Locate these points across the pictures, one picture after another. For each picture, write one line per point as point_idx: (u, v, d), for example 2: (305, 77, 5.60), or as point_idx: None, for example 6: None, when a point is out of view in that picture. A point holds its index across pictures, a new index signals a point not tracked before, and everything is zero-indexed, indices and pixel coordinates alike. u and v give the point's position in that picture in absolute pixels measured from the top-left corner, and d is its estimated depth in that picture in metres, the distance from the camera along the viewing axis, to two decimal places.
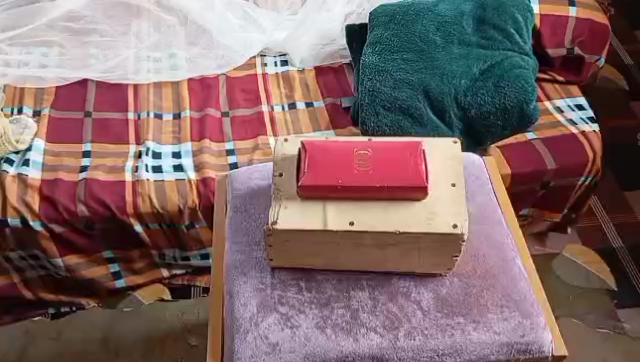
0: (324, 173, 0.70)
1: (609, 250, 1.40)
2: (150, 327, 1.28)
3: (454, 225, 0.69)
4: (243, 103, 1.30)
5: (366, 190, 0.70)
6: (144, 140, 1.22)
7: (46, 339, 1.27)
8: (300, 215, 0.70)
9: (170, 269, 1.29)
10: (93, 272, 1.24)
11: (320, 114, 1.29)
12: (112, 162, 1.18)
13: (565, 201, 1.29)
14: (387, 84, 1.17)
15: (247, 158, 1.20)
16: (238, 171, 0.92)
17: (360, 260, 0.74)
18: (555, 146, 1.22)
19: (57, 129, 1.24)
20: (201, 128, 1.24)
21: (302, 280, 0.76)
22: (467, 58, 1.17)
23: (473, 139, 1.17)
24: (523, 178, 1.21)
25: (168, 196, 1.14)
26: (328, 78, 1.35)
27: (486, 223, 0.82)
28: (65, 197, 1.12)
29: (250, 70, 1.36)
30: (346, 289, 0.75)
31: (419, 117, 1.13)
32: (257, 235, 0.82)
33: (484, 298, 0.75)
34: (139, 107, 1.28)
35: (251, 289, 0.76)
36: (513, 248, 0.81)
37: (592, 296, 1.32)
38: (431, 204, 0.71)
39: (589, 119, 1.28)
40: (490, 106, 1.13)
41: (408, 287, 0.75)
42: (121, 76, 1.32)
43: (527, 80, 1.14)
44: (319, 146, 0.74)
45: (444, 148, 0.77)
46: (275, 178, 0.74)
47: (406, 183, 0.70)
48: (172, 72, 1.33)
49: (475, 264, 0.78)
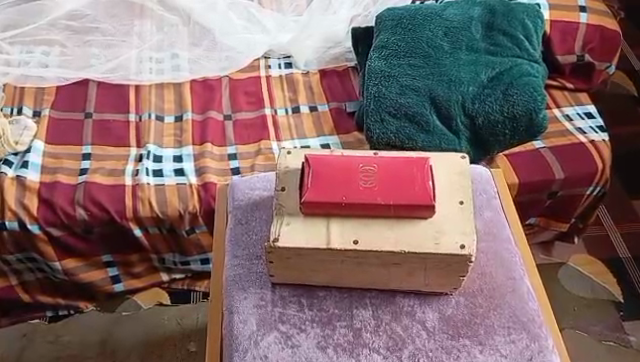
0: (328, 189, 0.68)
1: (615, 260, 1.38)
2: (148, 333, 1.25)
3: (461, 245, 0.67)
4: (246, 106, 1.27)
5: (371, 207, 0.68)
6: (145, 143, 1.20)
7: (44, 342, 1.24)
8: (302, 232, 0.68)
9: (170, 273, 1.27)
10: (92, 276, 1.22)
11: (324, 118, 1.26)
12: (111, 164, 1.16)
13: (572, 211, 1.27)
14: (393, 89, 1.14)
15: (250, 163, 1.17)
16: (239, 181, 0.90)
17: (364, 277, 0.72)
18: (563, 155, 1.20)
19: (57, 130, 1.21)
20: (204, 131, 1.21)
21: (303, 297, 0.74)
22: (475, 65, 1.15)
23: (480, 148, 1.14)
24: (530, 187, 1.18)
25: (169, 200, 1.12)
26: (333, 82, 1.32)
27: (492, 240, 0.81)
28: (64, 201, 1.10)
29: (253, 72, 1.34)
30: (349, 307, 0.73)
31: (425, 125, 1.11)
32: (258, 249, 0.80)
33: (490, 318, 0.73)
34: (140, 108, 1.26)
35: (251, 306, 0.74)
36: (520, 265, 0.79)
37: (597, 307, 1.30)
38: (438, 223, 0.69)
39: (598, 127, 1.25)
40: (499, 114, 1.10)
41: (413, 306, 0.74)
42: (122, 76, 1.29)
43: (536, 88, 1.11)
44: (323, 160, 0.72)
45: (451, 163, 0.75)
46: (277, 192, 0.72)
47: (413, 201, 0.68)
48: (174, 73, 1.31)
49: (481, 282, 0.76)
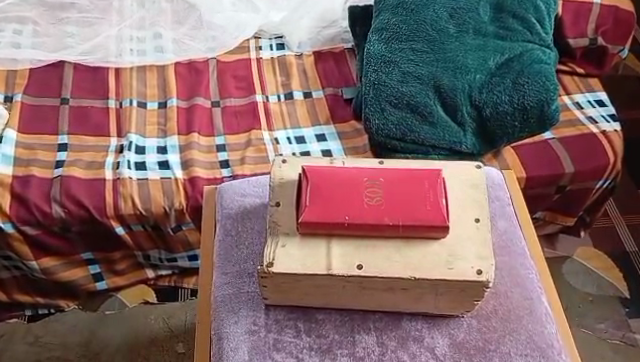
0: (329, 207, 0.61)
1: (623, 254, 1.32)
2: (132, 333, 1.19)
3: (478, 271, 0.60)
4: (236, 91, 1.18)
5: (378, 228, 0.61)
6: (126, 132, 1.11)
7: (23, 344, 1.17)
8: (299, 255, 0.61)
9: (156, 269, 1.19)
10: (71, 274, 1.14)
11: (319, 106, 1.17)
12: (90, 157, 1.07)
13: (581, 206, 1.20)
14: (395, 77, 1.05)
15: (240, 154, 1.09)
16: (229, 185, 0.83)
17: (368, 300, 0.65)
18: (574, 148, 1.12)
19: (30, 117, 1.12)
20: (190, 118, 1.12)
21: (300, 320, 0.67)
22: (483, 50, 1.06)
23: (487, 141, 1.06)
24: (539, 182, 1.11)
25: (152, 196, 1.03)
26: (328, 65, 1.23)
27: (507, 254, 0.74)
28: (38, 197, 1.02)
29: (243, 54, 1.24)
30: (350, 332, 0.66)
31: (428, 116, 1.03)
32: (250, 265, 0.72)
33: (506, 345, 0.66)
34: (121, 93, 1.16)
35: (243, 331, 0.67)
36: (537, 282, 0.73)
37: (603, 305, 1.24)
38: (451, 245, 0.62)
39: (610, 116, 1.18)
40: (508, 106, 1.01)
41: (421, 330, 0.67)
42: (101, 58, 1.20)
43: (548, 77, 1.02)
44: (323, 173, 0.64)
45: (464, 175, 0.69)
46: (271, 208, 0.65)
47: (425, 222, 0.61)
48: (157, 55, 1.21)
49: (495, 303, 0.69)
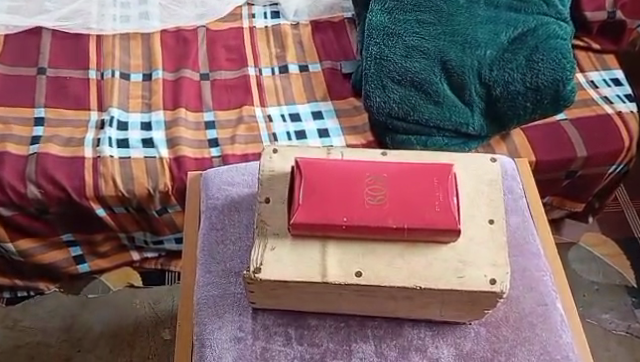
0: (324, 207, 0.54)
1: (631, 240, 1.26)
2: (116, 318, 1.13)
3: (492, 280, 0.54)
4: (226, 63, 1.09)
5: (379, 230, 0.54)
6: (107, 106, 1.02)
7: (2, 328, 1.12)
8: (291, 260, 0.54)
9: (141, 252, 1.12)
10: (51, 256, 1.06)
11: (316, 81, 1.09)
12: (69, 132, 0.99)
13: (590, 192, 1.13)
14: (398, 51, 0.97)
15: (229, 133, 1.01)
16: (214, 172, 0.77)
17: (367, 307, 0.58)
18: (588, 130, 1.05)
19: (4, 88, 1.03)
20: (176, 93, 1.04)
21: (291, 327, 0.61)
22: (495, 23, 0.98)
23: (496, 122, 0.98)
24: (550, 166, 1.03)
25: (135, 176, 0.96)
26: (326, 37, 1.15)
27: (519, 254, 0.67)
28: (12, 175, 0.94)
29: (235, 22, 1.16)
30: (346, 341, 0.60)
31: (434, 94, 0.95)
32: (236, 264, 0.66)
33: (517, 356, 0.60)
34: (102, 64, 1.08)
35: (228, 339, 0.61)
36: (551, 285, 0.66)
37: (609, 295, 1.19)
38: (461, 251, 0.55)
39: (626, 96, 1.10)
40: (520, 85, 0.93)
41: (424, 339, 0.60)
42: (81, 25, 1.12)
43: (565, 53, 0.94)
44: (317, 167, 0.57)
45: (476, 171, 0.62)
46: (260, 205, 0.58)
47: (433, 224, 0.54)
48: (142, 22, 1.13)
49: (506, 309, 0.63)
